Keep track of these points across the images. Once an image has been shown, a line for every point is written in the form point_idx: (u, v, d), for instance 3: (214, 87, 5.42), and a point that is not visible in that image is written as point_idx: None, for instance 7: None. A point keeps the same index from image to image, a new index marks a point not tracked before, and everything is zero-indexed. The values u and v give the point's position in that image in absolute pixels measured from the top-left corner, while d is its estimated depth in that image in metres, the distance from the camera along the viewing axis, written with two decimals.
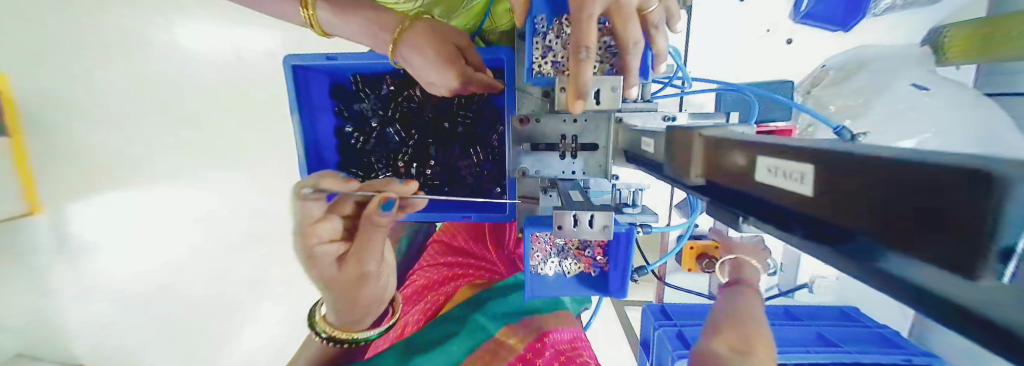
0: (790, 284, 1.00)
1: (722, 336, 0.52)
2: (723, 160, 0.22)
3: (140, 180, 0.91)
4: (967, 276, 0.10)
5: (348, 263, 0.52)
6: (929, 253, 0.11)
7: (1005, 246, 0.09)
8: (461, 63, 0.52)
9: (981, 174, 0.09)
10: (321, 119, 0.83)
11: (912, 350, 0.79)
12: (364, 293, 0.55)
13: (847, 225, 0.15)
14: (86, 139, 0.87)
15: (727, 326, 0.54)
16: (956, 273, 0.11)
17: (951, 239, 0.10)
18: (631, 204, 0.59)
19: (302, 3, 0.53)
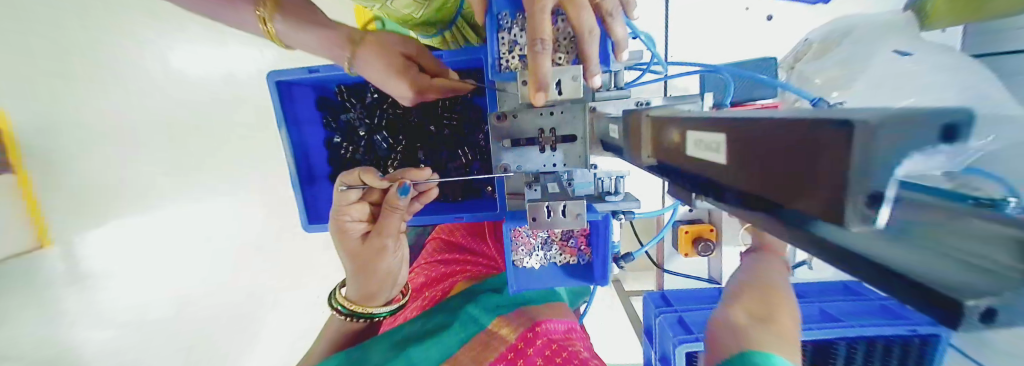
0: (790, 262, 0.99)
1: (740, 301, 0.46)
2: (666, 140, 0.22)
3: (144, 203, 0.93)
4: (845, 227, 0.11)
5: (372, 240, 0.59)
6: (814, 209, 0.12)
7: (867, 192, 0.09)
8: (411, 71, 0.50)
9: (846, 122, 0.09)
10: (309, 131, 0.85)
11: (917, 319, 0.78)
12: (382, 268, 0.61)
13: (756, 193, 0.15)
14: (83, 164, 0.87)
15: (749, 290, 0.47)
16: (838, 226, 0.11)
17: (830, 192, 0.10)
18: (614, 193, 0.59)
19: (260, 18, 0.54)
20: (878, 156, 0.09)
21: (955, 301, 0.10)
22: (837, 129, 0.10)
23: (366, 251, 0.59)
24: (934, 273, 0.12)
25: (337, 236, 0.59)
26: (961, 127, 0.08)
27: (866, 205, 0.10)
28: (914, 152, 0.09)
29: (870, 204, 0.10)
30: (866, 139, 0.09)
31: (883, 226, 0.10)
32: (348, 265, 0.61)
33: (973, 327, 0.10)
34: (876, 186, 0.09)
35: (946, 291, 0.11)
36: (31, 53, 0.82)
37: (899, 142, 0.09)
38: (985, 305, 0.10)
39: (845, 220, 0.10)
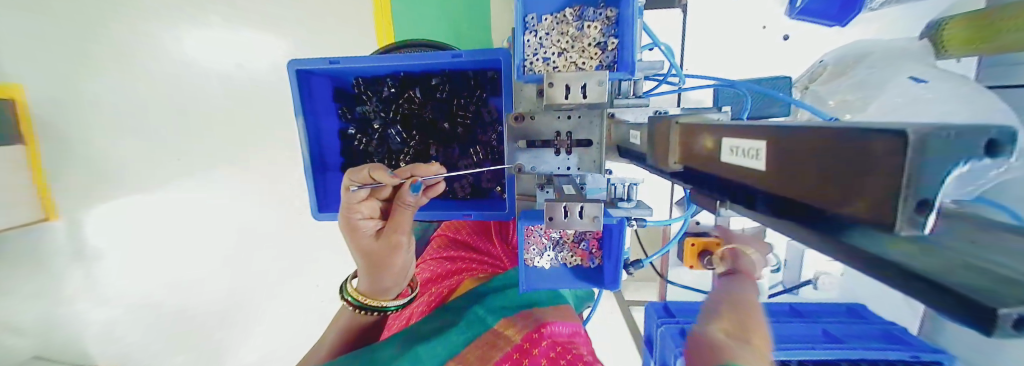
0: (794, 281, 0.98)
1: (719, 321, 0.49)
2: (699, 145, 0.23)
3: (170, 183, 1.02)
4: (888, 230, 0.11)
5: (384, 237, 0.59)
6: (854, 211, 0.12)
7: (921, 195, 0.10)
8: None
9: (895, 129, 0.10)
10: (325, 122, 0.86)
11: (920, 345, 0.78)
12: (396, 261, 0.61)
13: (792, 196, 0.15)
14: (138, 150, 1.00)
15: (725, 310, 0.51)
16: (882, 230, 0.11)
17: (874, 195, 0.11)
18: (626, 199, 0.60)
19: None
20: (923, 163, 0.10)
21: (990, 308, 0.11)
22: (888, 138, 0.10)
23: (378, 247, 0.59)
24: (966, 283, 0.12)
25: (347, 233, 0.59)
26: None
27: (915, 209, 0.10)
28: (959, 162, 0.10)
29: (918, 210, 0.10)
30: (916, 144, 0.10)
31: (930, 233, 0.10)
32: (359, 261, 0.61)
33: (1005, 334, 0.11)
34: (930, 187, 0.10)
35: (982, 298, 0.11)
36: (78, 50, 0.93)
37: (942, 151, 0.10)
38: (1019, 313, 0.10)
39: (890, 224, 0.11)
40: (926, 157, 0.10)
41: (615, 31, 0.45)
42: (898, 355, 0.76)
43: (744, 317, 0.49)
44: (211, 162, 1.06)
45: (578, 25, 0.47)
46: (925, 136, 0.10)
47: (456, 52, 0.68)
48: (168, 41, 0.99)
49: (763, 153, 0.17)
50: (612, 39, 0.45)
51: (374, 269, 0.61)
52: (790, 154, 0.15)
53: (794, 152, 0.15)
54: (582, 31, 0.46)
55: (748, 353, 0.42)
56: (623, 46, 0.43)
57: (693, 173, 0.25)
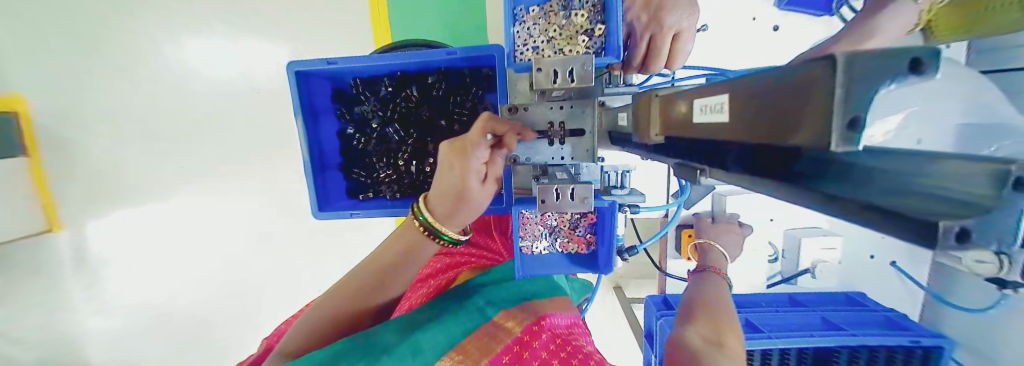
0: (792, 270, 0.97)
1: (700, 324, 0.57)
2: (676, 113, 0.25)
3: (174, 189, 1.07)
4: (825, 149, 0.12)
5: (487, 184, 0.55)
6: (806, 140, 0.13)
7: (855, 113, 0.11)
8: None
9: (828, 54, 0.12)
10: (324, 122, 0.87)
11: (921, 330, 0.79)
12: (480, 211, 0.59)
13: (761, 141, 0.16)
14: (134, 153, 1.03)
15: (702, 317, 0.59)
16: (824, 149, 0.13)
17: (821, 121, 0.12)
18: (619, 187, 0.61)
19: None
20: (851, 83, 0.11)
21: (935, 223, 0.13)
22: (828, 63, 0.12)
23: (479, 195, 0.55)
24: (925, 209, 0.13)
25: (456, 159, 0.52)
26: (924, 61, 0.10)
27: (847, 127, 0.12)
28: (882, 85, 0.10)
29: (850, 125, 0.11)
30: (847, 66, 0.11)
31: (863, 150, 0.12)
32: (449, 203, 0.55)
33: (947, 247, 0.13)
34: (859, 108, 0.11)
35: (928, 213, 0.13)
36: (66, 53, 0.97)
37: (869, 77, 0.11)
38: (961, 226, 0.12)
39: (830, 143, 0.12)
40: (868, 81, 0.11)
41: (602, 17, 0.47)
42: (898, 340, 0.76)
43: (721, 321, 0.58)
44: (217, 168, 1.10)
45: (564, 14, 0.48)
46: (848, 61, 0.11)
47: (451, 49, 0.70)
48: (177, 53, 1.04)
49: (737, 107, 0.18)
50: (599, 25, 0.47)
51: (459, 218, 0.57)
52: (756, 102, 0.17)
53: (760, 98, 0.16)
54: (569, 20, 0.48)
55: (724, 358, 0.50)
56: (611, 32, 0.45)
57: (674, 143, 0.26)
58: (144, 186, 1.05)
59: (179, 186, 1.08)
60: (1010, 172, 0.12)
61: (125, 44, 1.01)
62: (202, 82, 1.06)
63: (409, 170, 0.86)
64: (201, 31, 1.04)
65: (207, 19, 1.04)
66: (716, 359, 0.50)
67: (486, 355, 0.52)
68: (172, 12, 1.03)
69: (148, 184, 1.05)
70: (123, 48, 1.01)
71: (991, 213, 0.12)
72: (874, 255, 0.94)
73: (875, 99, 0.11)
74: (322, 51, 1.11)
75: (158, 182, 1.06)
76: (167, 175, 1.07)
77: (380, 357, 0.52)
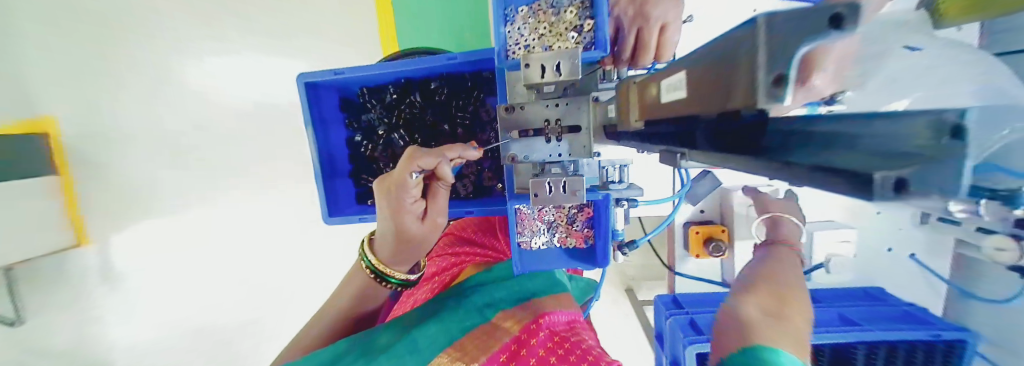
0: (806, 265, 0.95)
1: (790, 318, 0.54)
2: (651, 95, 0.26)
3: (198, 200, 1.15)
4: (758, 108, 0.14)
5: (428, 220, 0.59)
6: (745, 102, 0.15)
7: (782, 70, 0.12)
8: None
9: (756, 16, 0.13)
10: (334, 131, 0.91)
11: (941, 324, 0.76)
12: (419, 249, 0.62)
13: (716, 111, 0.18)
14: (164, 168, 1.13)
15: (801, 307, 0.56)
16: (757, 108, 0.14)
17: (754, 79, 0.13)
18: (618, 182, 0.62)
19: None
20: (776, 39, 0.12)
21: (872, 176, 0.13)
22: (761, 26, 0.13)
23: (416, 233, 0.59)
24: (871, 165, 0.13)
25: (387, 200, 0.56)
26: (846, 16, 0.10)
27: (772, 85, 0.13)
28: (805, 42, 0.11)
29: (774, 82, 0.13)
30: (774, 28, 0.12)
31: (791, 103, 0.13)
32: (388, 235, 0.59)
33: (885, 197, 0.13)
34: (785, 65, 0.12)
35: (870, 168, 0.13)
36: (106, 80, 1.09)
37: (793, 35, 0.12)
38: (898, 176, 0.12)
39: (757, 100, 0.13)
40: (791, 39, 0.12)
41: (591, 13, 0.48)
42: (917, 334, 0.73)
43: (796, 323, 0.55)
44: (235, 178, 1.16)
45: (554, 11, 0.50)
46: (777, 22, 0.12)
47: (451, 54, 0.72)
48: (200, 73, 1.12)
49: (699, 81, 0.19)
50: (588, 21, 0.48)
51: (392, 252, 0.61)
52: (713, 73, 0.18)
53: (715, 68, 0.17)
54: (559, 17, 0.50)
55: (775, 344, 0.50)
56: (600, 27, 0.47)
57: (650, 126, 0.27)
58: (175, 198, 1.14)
59: (201, 197, 1.15)
60: (949, 120, 0.12)
61: (155, 71, 1.11)
62: (221, 98, 1.13)
63: None
64: (218, 51, 1.11)
65: (223, 40, 1.11)
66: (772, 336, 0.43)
67: (483, 352, 0.52)
68: (193, 35, 1.10)
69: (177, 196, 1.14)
70: (152, 75, 1.11)
71: (924, 165, 0.12)
72: (891, 248, 0.90)
73: (796, 56, 0.12)
74: (329, 63, 1.14)
75: (183, 194, 1.15)
76: (190, 188, 1.15)
77: (378, 357, 0.53)
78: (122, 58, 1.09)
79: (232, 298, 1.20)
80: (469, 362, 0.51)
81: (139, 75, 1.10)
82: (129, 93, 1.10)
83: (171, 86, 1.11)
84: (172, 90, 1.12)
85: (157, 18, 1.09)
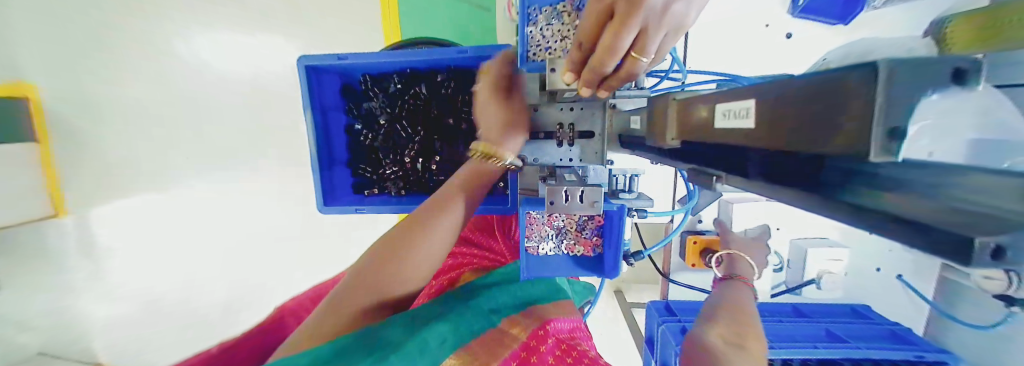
0: (797, 280, 0.96)
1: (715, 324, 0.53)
2: (694, 118, 0.26)
3: (184, 179, 1.11)
4: (861, 157, 0.13)
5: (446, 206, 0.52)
6: (841, 146, 0.14)
7: (896, 124, 0.12)
8: None
9: (864, 62, 0.13)
10: (332, 117, 0.87)
11: (925, 345, 0.78)
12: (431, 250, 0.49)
13: (790, 147, 0.17)
14: (148, 144, 1.08)
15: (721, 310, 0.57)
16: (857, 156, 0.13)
17: (858, 123, 0.13)
18: (627, 191, 0.60)
19: None
20: (891, 93, 0.12)
21: (968, 240, 0.12)
22: (865, 73, 0.12)
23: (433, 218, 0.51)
24: (955, 223, 0.13)
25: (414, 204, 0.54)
26: (968, 71, 0.11)
27: (886, 137, 0.12)
28: (928, 93, 0.11)
29: (884, 132, 0.12)
30: (883, 79, 0.12)
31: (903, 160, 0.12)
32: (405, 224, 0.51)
33: (981, 264, 0.12)
34: (903, 118, 0.12)
35: (959, 228, 0.12)
36: None
37: (911, 84, 0.11)
38: (995, 242, 0.11)
39: (867, 152, 0.13)
40: (910, 89, 0.11)
41: None
42: (903, 354, 0.76)
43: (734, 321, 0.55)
44: None
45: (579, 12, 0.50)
46: (889, 71, 0.12)
47: (462, 48, 0.71)
48: (195, 47, 1.07)
49: (767, 113, 0.19)
50: None
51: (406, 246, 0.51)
52: (786, 108, 0.18)
53: (789, 104, 0.17)
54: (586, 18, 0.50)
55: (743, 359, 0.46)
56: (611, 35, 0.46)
57: (692, 147, 0.27)
58: (159, 176, 1.10)
59: (189, 177, 1.11)
60: None
61: (145, 41, 1.05)
62: None
63: (415, 167, 0.86)
64: (210, 25, 1.06)
65: None
66: (738, 358, 0.46)
67: (494, 357, 0.49)
68: (187, 7, 1.05)
69: (162, 175, 1.10)
70: (136, 46, 1.05)
71: None
72: (879, 268, 0.93)
73: (918, 108, 0.11)
74: None
75: (169, 173, 1.10)
76: (177, 166, 1.10)
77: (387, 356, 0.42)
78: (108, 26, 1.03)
79: None
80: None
81: (127, 45, 1.04)
82: None
83: (157, 58, 1.06)
84: (158, 62, 1.06)
85: None
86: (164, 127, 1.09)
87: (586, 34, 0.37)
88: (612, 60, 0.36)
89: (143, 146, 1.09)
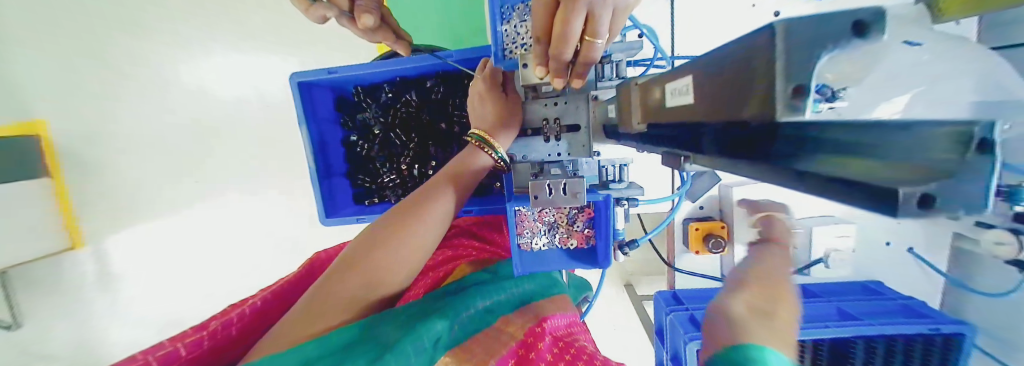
0: (806, 260, 0.93)
1: None
2: (655, 98, 0.26)
3: (192, 202, 1.15)
4: (773, 117, 0.14)
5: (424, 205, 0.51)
6: (757, 110, 0.15)
7: (800, 81, 0.12)
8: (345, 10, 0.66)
9: (771, 24, 0.13)
10: (328, 130, 0.89)
11: (938, 317, 0.77)
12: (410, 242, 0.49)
13: (724, 116, 0.18)
14: (155, 170, 1.12)
15: None
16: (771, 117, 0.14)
17: (772, 89, 0.13)
18: (617, 181, 0.60)
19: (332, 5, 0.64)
20: (793, 54, 0.12)
21: (895, 191, 0.12)
22: (770, 33, 0.13)
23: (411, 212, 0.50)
24: (886, 176, 0.13)
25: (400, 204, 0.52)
26: (868, 22, 0.11)
27: (792, 95, 0.13)
28: (826, 46, 0.11)
29: (794, 93, 0.13)
30: (788, 38, 0.13)
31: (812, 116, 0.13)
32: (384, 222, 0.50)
33: (909, 214, 0.12)
34: (804, 74, 0.12)
35: (887, 180, 0.13)
36: (91, 82, 1.07)
37: (810, 44, 0.12)
38: (923, 192, 0.12)
39: (776, 113, 0.13)
40: (813, 43, 0.12)
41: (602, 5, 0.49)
42: (916, 328, 0.74)
43: None
44: (232, 180, 1.15)
45: None
46: (794, 30, 0.12)
47: (447, 53, 0.72)
48: (196, 73, 1.11)
49: (705, 86, 0.20)
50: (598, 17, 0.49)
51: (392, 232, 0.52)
52: (718, 80, 0.18)
53: (721, 74, 0.18)
54: None
55: None
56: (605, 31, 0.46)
57: (654, 130, 0.27)
58: (169, 200, 1.14)
59: (196, 199, 1.15)
60: (974, 134, 0.12)
61: (148, 71, 1.09)
62: (211, 99, 1.11)
63: (411, 173, 0.87)
64: (207, 51, 1.09)
65: (211, 41, 1.09)
66: None
67: (491, 355, 0.50)
68: (186, 35, 1.08)
69: (171, 199, 1.14)
70: (138, 77, 1.09)
71: (954, 178, 0.12)
72: (889, 242, 0.91)
73: (817, 64, 0.12)
74: (321, 63, 1.12)
75: (178, 197, 1.14)
76: (184, 190, 1.14)
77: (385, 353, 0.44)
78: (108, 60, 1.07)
79: (229, 300, 1.20)
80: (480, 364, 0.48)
81: (131, 76, 1.08)
82: (116, 94, 1.08)
83: (157, 87, 1.10)
84: (159, 91, 1.10)
85: (149, 16, 1.07)
86: (168, 153, 1.12)
87: (540, 27, 0.38)
88: (567, 48, 0.37)
89: (150, 173, 1.12)
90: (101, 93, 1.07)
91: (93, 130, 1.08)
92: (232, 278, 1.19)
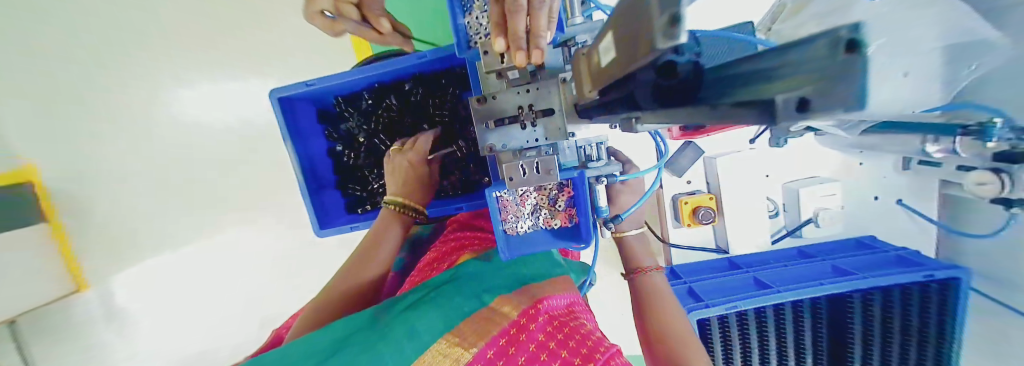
0: (795, 222, 0.96)
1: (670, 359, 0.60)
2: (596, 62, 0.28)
3: (191, 231, 1.16)
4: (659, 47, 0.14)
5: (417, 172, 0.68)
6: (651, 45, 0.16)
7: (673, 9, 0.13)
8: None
9: None
10: (314, 144, 0.90)
11: (931, 263, 0.77)
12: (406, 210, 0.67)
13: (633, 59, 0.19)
14: (150, 203, 1.14)
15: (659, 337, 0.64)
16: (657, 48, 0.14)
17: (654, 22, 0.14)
18: (596, 159, 0.61)
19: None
20: None
21: (778, 101, 0.13)
22: None
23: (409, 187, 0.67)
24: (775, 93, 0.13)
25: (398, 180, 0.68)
26: None
27: (669, 25, 0.13)
28: None
29: (671, 24, 0.13)
30: None
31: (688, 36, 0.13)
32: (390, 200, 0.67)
33: (790, 118, 0.13)
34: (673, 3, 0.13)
35: (778, 94, 0.13)
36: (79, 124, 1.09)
37: None
38: (799, 98, 0.12)
39: (657, 40, 0.14)
40: None
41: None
42: (910, 276, 0.73)
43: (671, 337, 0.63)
44: (226, 205, 1.16)
45: None
46: None
47: (420, 53, 0.72)
48: (181, 105, 1.12)
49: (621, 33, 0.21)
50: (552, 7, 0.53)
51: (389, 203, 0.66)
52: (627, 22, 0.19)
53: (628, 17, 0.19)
54: None
55: None
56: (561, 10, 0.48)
57: (602, 94, 0.29)
58: (166, 232, 1.16)
59: (193, 227, 1.16)
60: (845, 37, 0.11)
61: (135, 107, 1.11)
62: (198, 127, 1.13)
63: None
64: (188, 82, 1.11)
65: (191, 70, 1.10)
66: None
67: (481, 338, 0.50)
68: (166, 68, 1.10)
69: (169, 230, 1.16)
70: (124, 114, 1.11)
71: (829, 80, 0.11)
72: (877, 196, 0.93)
73: None
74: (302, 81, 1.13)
75: (175, 227, 1.16)
76: (180, 220, 1.15)
77: (378, 343, 0.48)
78: (93, 100, 1.09)
79: (235, 324, 1.20)
80: (468, 348, 0.49)
81: (118, 114, 1.11)
82: (105, 133, 1.11)
83: (143, 122, 1.12)
84: (145, 125, 1.12)
85: (127, 54, 1.08)
86: (161, 184, 1.14)
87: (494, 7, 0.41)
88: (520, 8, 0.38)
89: (145, 206, 1.14)
90: (91, 133, 1.10)
91: (87, 170, 1.10)
92: (236, 301, 1.20)
